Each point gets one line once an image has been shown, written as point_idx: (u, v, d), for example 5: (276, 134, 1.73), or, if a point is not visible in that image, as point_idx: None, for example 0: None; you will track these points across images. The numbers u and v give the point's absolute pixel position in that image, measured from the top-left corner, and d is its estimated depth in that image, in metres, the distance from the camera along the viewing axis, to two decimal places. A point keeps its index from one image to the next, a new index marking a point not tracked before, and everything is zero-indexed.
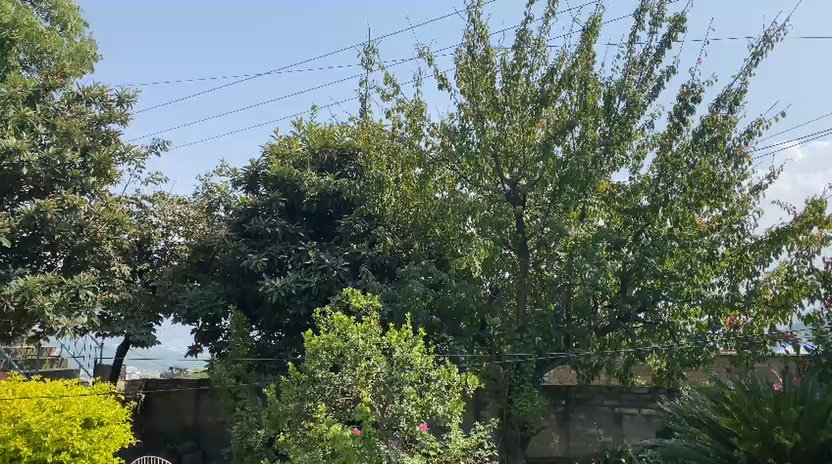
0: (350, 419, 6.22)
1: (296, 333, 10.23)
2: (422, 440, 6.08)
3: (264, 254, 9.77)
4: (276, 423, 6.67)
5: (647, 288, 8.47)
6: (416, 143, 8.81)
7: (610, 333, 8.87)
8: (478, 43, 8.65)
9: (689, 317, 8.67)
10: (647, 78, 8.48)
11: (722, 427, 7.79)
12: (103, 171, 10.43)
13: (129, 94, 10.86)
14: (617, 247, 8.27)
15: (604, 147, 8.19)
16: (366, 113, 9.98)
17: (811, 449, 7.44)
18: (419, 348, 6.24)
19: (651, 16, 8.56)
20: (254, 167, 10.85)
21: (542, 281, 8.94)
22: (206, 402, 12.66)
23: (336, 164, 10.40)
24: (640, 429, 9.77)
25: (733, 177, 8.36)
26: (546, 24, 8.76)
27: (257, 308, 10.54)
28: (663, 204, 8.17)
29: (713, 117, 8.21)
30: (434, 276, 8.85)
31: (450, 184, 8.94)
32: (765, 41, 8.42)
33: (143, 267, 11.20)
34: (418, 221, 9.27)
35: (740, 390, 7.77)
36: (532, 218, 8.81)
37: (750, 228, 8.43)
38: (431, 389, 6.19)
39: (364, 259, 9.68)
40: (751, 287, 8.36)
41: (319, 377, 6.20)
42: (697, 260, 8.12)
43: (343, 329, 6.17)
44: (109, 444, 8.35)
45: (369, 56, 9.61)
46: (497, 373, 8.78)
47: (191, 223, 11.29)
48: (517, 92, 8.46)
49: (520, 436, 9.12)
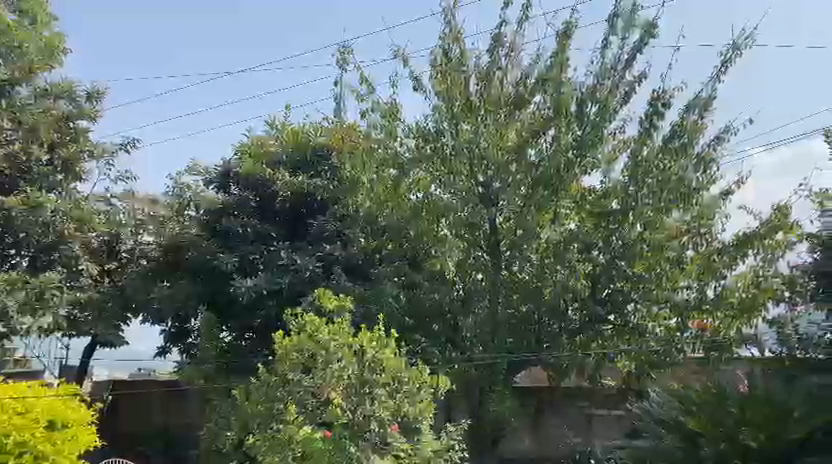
0: (321, 421, 6.04)
1: (266, 333, 10.29)
2: (393, 442, 6.06)
3: (236, 255, 9.80)
4: (248, 424, 6.65)
5: (617, 290, 8.61)
6: (391, 146, 8.98)
7: (581, 336, 8.77)
8: (453, 47, 8.77)
9: (656, 319, 8.72)
10: (618, 83, 8.61)
11: (690, 429, 8.13)
12: (71, 169, 10.42)
13: (99, 90, 10.71)
14: (588, 250, 8.46)
15: (576, 152, 8.33)
16: (341, 113, 9.95)
17: (776, 447, 7.75)
18: (392, 350, 6.28)
19: (624, 22, 8.69)
20: (226, 166, 10.74)
21: (519, 284, 8.61)
22: (175, 404, 12.42)
23: (312, 163, 10.24)
24: (609, 430, 10.05)
25: (703, 182, 8.45)
26: (521, 28, 8.86)
27: (227, 310, 10.30)
28: (633, 208, 8.33)
29: (683, 121, 8.47)
30: (408, 276, 9.02)
31: (423, 186, 8.79)
32: (735, 48, 8.60)
33: (111, 267, 11.15)
34: (392, 225, 8.95)
35: (707, 392, 8.11)
36: (506, 218, 8.66)
37: (718, 233, 8.56)
38: (402, 391, 6.22)
39: (337, 261, 9.69)
40: (719, 290, 8.50)
41: (290, 378, 6.12)
42: (666, 264, 8.49)
43: (314, 329, 6.16)
44: (73, 446, 8.15)
45: (344, 56, 9.65)
46: (470, 375, 8.67)
47: (161, 223, 11.03)
48: (494, 95, 8.63)
49: (490, 437, 9.21)
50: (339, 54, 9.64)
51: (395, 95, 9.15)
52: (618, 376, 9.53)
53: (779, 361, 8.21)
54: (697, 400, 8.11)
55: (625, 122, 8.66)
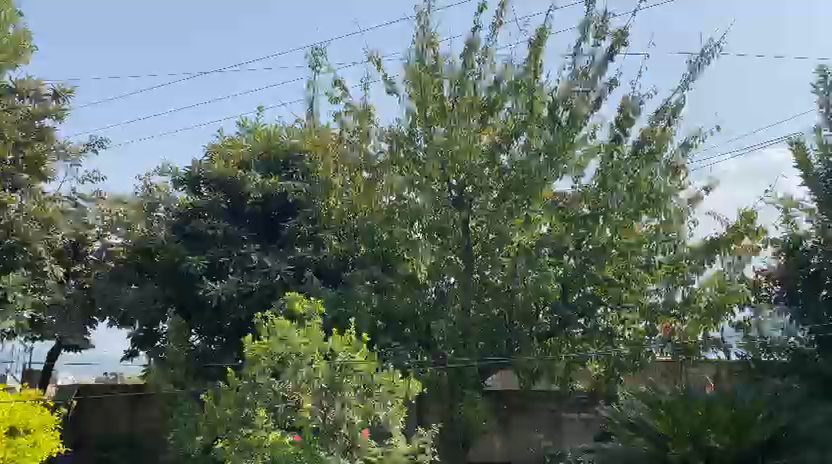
0: (290, 426, 6.01)
1: (234, 339, 10.12)
2: (363, 446, 6.06)
3: (206, 257, 9.76)
4: (215, 428, 6.56)
5: (586, 294, 8.66)
6: (364, 149, 8.96)
7: (553, 339, 8.73)
8: (426, 51, 8.81)
9: (626, 323, 8.80)
10: (591, 89, 8.71)
11: (657, 431, 8.36)
12: (36, 169, 10.20)
13: (65, 88, 10.47)
14: (559, 255, 8.58)
15: (548, 157, 8.38)
16: (313, 113, 9.88)
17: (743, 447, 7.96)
18: (363, 354, 6.24)
19: (595, 29, 8.81)
20: (196, 167, 10.59)
21: (489, 288, 8.68)
22: (143, 409, 12.23)
23: (282, 165, 10.25)
24: (580, 433, 10.03)
25: (672, 188, 8.58)
26: (494, 33, 8.93)
27: (196, 313, 10.30)
28: (604, 212, 8.42)
29: (653, 127, 8.62)
30: (381, 279, 8.84)
31: (396, 188, 8.72)
32: (702, 57, 8.79)
33: (77, 269, 11.14)
34: (364, 228, 8.96)
35: (675, 397, 8.18)
36: (477, 223, 8.80)
37: (686, 237, 8.69)
38: (373, 395, 6.19)
39: (309, 265, 9.62)
40: (687, 294, 8.64)
41: (260, 382, 6.03)
42: (634, 268, 8.64)
43: (284, 333, 6.04)
44: (35, 453, 7.95)
45: (317, 58, 9.65)
46: (440, 378, 8.76)
47: (129, 223, 10.65)
48: (467, 98, 8.62)
49: (462, 442, 9.07)
50: (312, 56, 9.62)
51: (368, 98, 9.15)
52: (588, 380, 9.36)
53: (746, 365, 8.36)
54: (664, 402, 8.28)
55: (597, 128, 8.76)
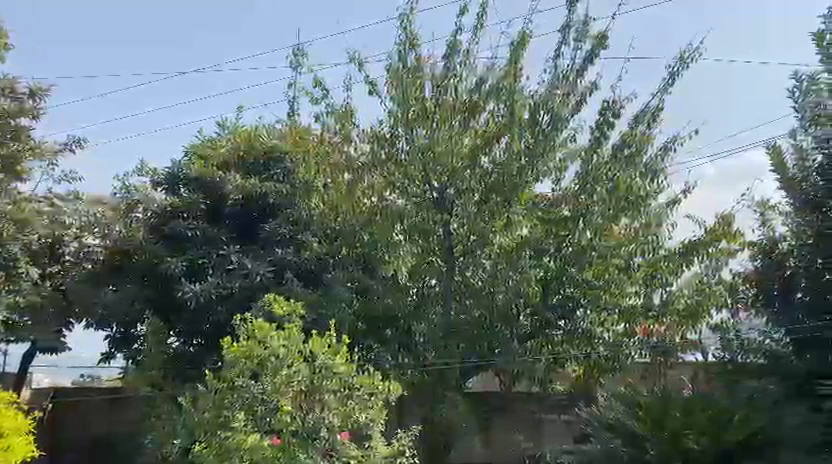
0: (268, 429, 5.89)
1: (213, 339, 9.91)
2: (343, 448, 6.04)
3: (185, 258, 9.72)
4: (192, 432, 6.48)
5: (566, 296, 8.77)
6: (346, 151, 8.93)
7: (532, 342, 8.79)
8: (408, 52, 8.81)
9: (605, 324, 8.88)
10: (570, 93, 8.77)
11: (638, 433, 8.34)
12: (11, 167, 9.82)
13: (42, 87, 10.22)
14: (540, 255, 8.59)
15: (529, 160, 8.47)
16: (294, 114, 9.86)
17: (718, 445, 7.87)
18: (342, 355, 6.26)
19: (576, 32, 8.85)
20: (175, 167, 10.50)
21: (471, 290, 8.63)
22: (118, 411, 12.02)
23: (263, 167, 10.11)
24: (561, 433, 9.91)
25: (650, 190, 8.65)
26: (475, 34, 8.94)
27: (175, 314, 10.09)
28: (583, 216, 8.52)
29: (632, 131, 8.70)
30: (360, 282, 8.92)
31: (378, 191, 8.72)
32: (682, 60, 8.80)
33: (53, 270, 10.77)
34: (346, 230, 8.97)
35: (655, 398, 8.30)
36: (461, 225, 8.66)
37: (665, 239, 8.76)
38: (354, 397, 6.18)
39: (290, 266, 9.45)
40: (665, 296, 8.81)
41: (238, 385, 5.99)
42: (616, 271, 8.74)
43: (262, 336, 6.05)
44: (10, 455, 7.79)
45: (298, 59, 9.63)
46: (421, 380, 8.74)
47: (106, 225, 10.60)
48: (448, 101, 8.65)
49: (443, 442, 9.33)
50: (292, 56, 9.50)
51: (349, 99, 9.12)
52: (568, 380, 9.33)
53: (724, 366, 8.29)
54: (643, 405, 8.41)
55: (577, 130, 8.80)
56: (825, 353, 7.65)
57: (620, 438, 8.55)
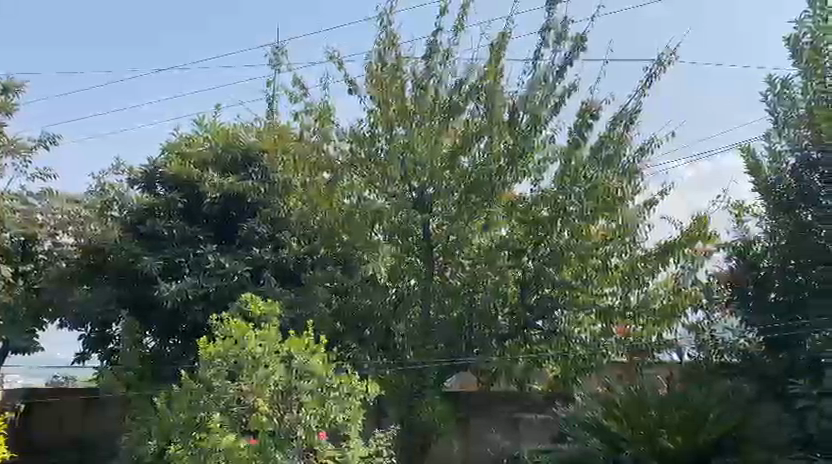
0: (244, 429, 5.88)
1: (190, 339, 9.89)
2: (321, 448, 6.03)
3: (161, 257, 9.61)
4: (168, 432, 6.44)
5: (546, 296, 8.70)
6: (326, 150, 8.87)
7: (511, 342, 8.74)
8: (389, 51, 8.85)
9: (583, 325, 8.73)
10: (550, 94, 8.79)
11: (613, 432, 8.75)
12: None
13: (15, 82, 10.08)
14: (518, 255, 8.61)
15: (510, 160, 8.50)
16: (273, 113, 9.79)
17: (695, 446, 8.40)
18: (320, 356, 6.21)
19: (556, 34, 8.90)
20: (152, 165, 10.45)
21: (449, 289, 8.61)
22: (93, 412, 11.86)
23: (241, 165, 10.05)
24: (538, 432, 10.05)
25: (628, 192, 8.66)
26: (456, 35, 8.95)
27: (150, 314, 10.02)
28: (561, 215, 8.51)
29: (611, 133, 8.75)
30: (339, 282, 8.82)
31: (358, 190, 8.67)
32: (659, 64, 8.97)
33: (27, 269, 10.29)
34: (324, 229, 8.84)
35: (630, 397, 8.68)
36: (439, 224, 8.71)
37: (641, 241, 8.71)
38: (332, 397, 6.11)
39: (267, 265, 9.54)
40: (643, 297, 8.60)
41: (216, 385, 5.92)
42: (592, 271, 8.62)
43: (240, 336, 5.97)
44: None
45: (277, 57, 9.53)
46: (400, 380, 8.66)
47: (81, 223, 10.25)
48: (428, 102, 8.66)
49: (420, 444, 9.09)
50: (272, 55, 9.52)
51: (328, 98, 9.09)
52: (545, 381, 9.15)
53: (697, 365, 8.76)
54: (620, 403, 8.70)
55: (556, 132, 8.84)
56: (795, 352, 8.18)
57: (597, 437, 8.87)
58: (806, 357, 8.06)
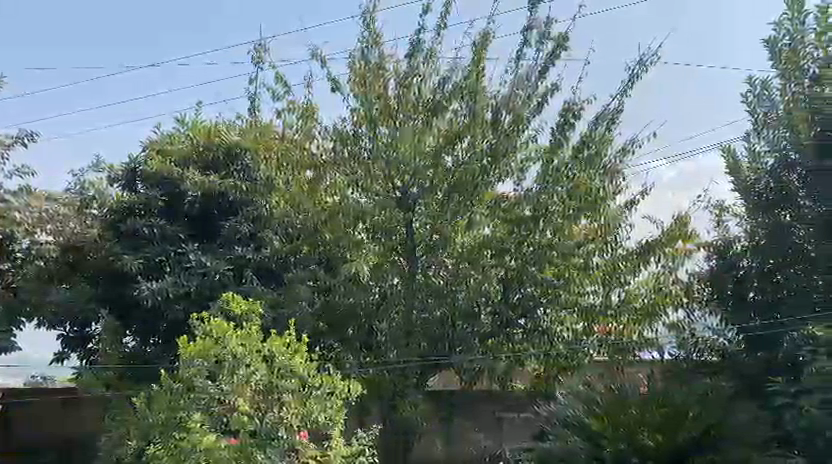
0: (224, 428, 5.79)
1: (170, 338, 9.79)
2: (302, 448, 6.02)
3: (140, 256, 9.54)
4: (147, 432, 6.40)
5: (528, 295, 8.69)
6: (307, 148, 8.89)
7: (493, 340, 8.73)
8: (371, 50, 8.84)
9: (566, 323, 8.78)
10: (532, 94, 8.83)
11: (595, 430, 8.64)
12: None
13: None
14: (501, 254, 8.57)
15: (491, 160, 8.55)
16: (256, 112, 9.74)
17: (676, 444, 8.39)
18: (301, 355, 6.21)
19: (538, 34, 8.94)
20: (133, 163, 10.38)
21: (433, 288, 8.53)
22: (71, 415, 11.74)
23: (223, 163, 9.97)
24: (519, 430, 10.29)
25: (609, 191, 8.73)
26: (439, 34, 8.96)
27: (130, 313, 10.02)
28: (543, 215, 8.53)
29: (593, 132, 8.78)
30: (322, 281, 8.77)
31: (340, 189, 8.66)
32: (640, 65, 9.04)
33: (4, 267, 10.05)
34: (307, 228, 8.82)
35: (612, 397, 8.70)
36: (423, 224, 8.69)
37: (623, 239, 8.82)
38: (312, 396, 6.11)
39: (250, 263, 9.48)
40: (623, 295, 8.74)
41: (196, 384, 5.86)
42: (574, 271, 8.70)
43: (220, 334, 5.93)
44: None
45: (260, 55, 9.50)
46: (383, 379, 8.70)
47: (59, 221, 10.06)
48: (411, 101, 8.67)
49: (401, 442, 9.36)
50: (255, 52, 9.48)
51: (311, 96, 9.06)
52: (528, 379, 9.28)
53: (677, 364, 8.91)
54: (600, 401, 8.69)
55: (538, 132, 8.88)
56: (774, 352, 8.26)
57: (577, 434, 8.75)
58: (784, 356, 8.12)
